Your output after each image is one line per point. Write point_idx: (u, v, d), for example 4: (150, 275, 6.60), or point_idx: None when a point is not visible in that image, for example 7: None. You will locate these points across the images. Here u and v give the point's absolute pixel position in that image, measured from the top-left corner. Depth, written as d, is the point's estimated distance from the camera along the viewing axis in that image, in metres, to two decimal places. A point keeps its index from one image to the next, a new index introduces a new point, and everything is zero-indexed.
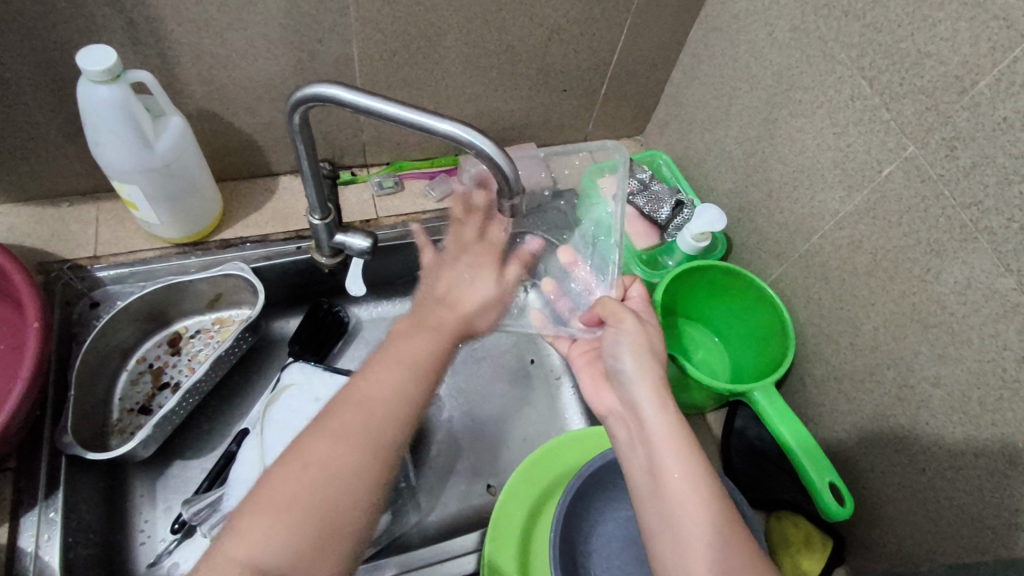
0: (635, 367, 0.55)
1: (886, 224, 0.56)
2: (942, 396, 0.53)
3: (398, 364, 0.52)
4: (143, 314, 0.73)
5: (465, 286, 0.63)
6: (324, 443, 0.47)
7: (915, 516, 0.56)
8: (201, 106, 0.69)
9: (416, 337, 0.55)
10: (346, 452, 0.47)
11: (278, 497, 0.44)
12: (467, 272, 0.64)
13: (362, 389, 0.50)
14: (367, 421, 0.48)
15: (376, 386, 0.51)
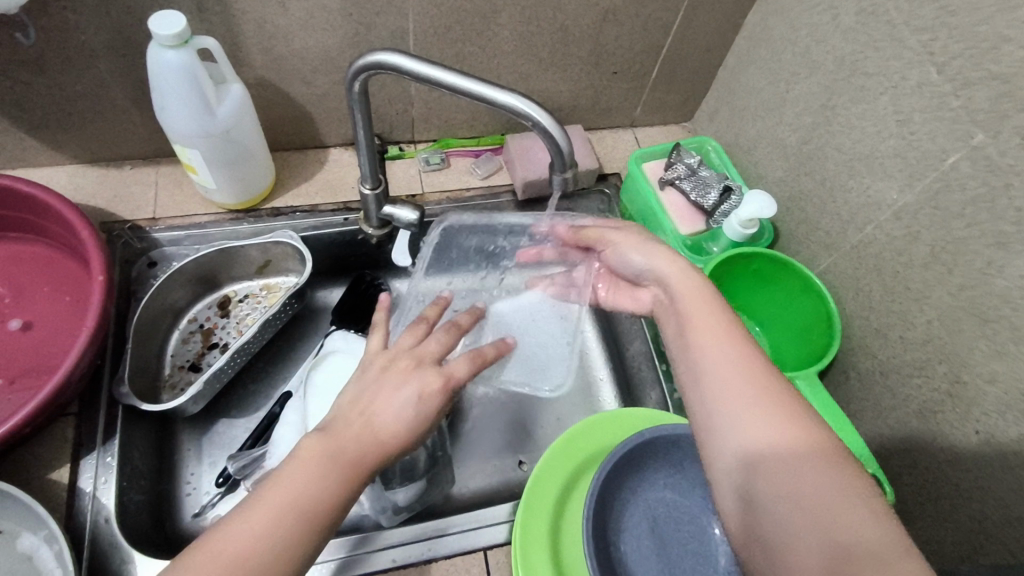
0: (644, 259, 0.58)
1: (947, 216, 0.54)
2: (996, 394, 0.51)
3: (278, 511, 0.43)
4: (196, 276, 0.76)
5: (394, 413, 0.48)
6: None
7: (958, 515, 0.55)
8: (261, 76, 0.71)
9: (315, 473, 0.44)
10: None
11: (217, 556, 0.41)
12: (404, 393, 0.49)
13: (231, 544, 0.41)
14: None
15: (249, 539, 0.41)
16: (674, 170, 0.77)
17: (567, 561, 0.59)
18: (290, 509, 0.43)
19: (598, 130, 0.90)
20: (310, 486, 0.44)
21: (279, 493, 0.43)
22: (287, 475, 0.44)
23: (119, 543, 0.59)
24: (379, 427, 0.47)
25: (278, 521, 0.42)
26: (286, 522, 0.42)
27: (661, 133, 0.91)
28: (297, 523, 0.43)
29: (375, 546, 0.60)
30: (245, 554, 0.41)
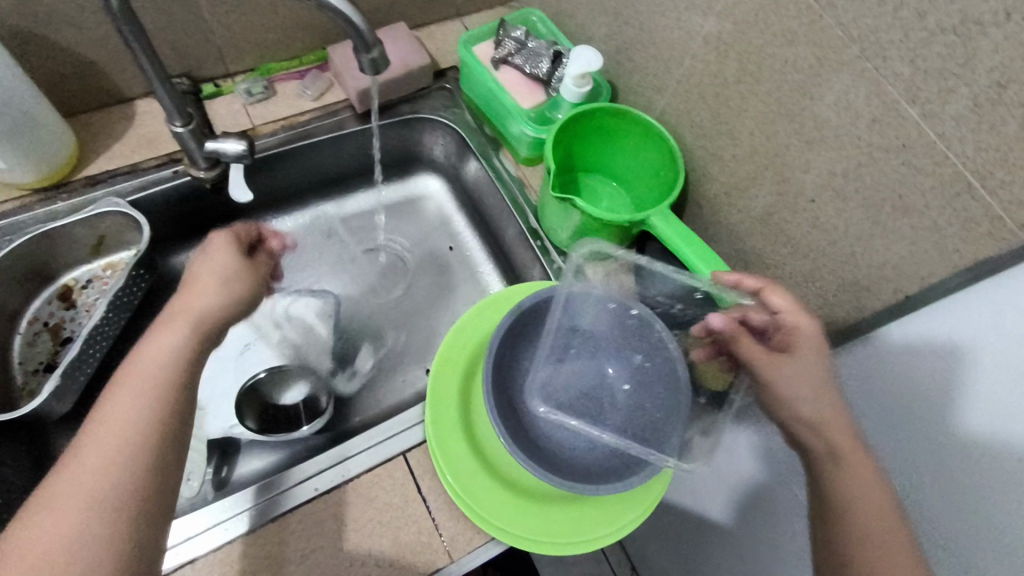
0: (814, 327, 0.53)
1: (745, 27, 0.57)
2: (813, 179, 0.56)
3: (137, 381, 0.43)
4: (20, 271, 0.68)
5: (211, 280, 0.53)
6: (37, 525, 0.37)
7: (807, 297, 0.62)
8: (15, 27, 0.62)
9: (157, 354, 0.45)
10: (79, 514, 0.37)
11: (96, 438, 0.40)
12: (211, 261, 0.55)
13: (96, 433, 0.41)
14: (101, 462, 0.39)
15: (111, 420, 0.41)
16: (504, 48, 0.76)
17: (481, 431, 0.64)
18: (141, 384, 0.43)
19: (424, 26, 0.87)
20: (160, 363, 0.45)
21: (127, 379, 0.44)
22: (136, 361, 0.45)
23: None
24: (199, 294, 0.52)
25: (134, 400, 0.42)
26: (140, 398, 0.43)
27: (489, 16, 0.89)
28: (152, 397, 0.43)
29: (288, 484, 0.59)
30: (114, 433, 0.41)
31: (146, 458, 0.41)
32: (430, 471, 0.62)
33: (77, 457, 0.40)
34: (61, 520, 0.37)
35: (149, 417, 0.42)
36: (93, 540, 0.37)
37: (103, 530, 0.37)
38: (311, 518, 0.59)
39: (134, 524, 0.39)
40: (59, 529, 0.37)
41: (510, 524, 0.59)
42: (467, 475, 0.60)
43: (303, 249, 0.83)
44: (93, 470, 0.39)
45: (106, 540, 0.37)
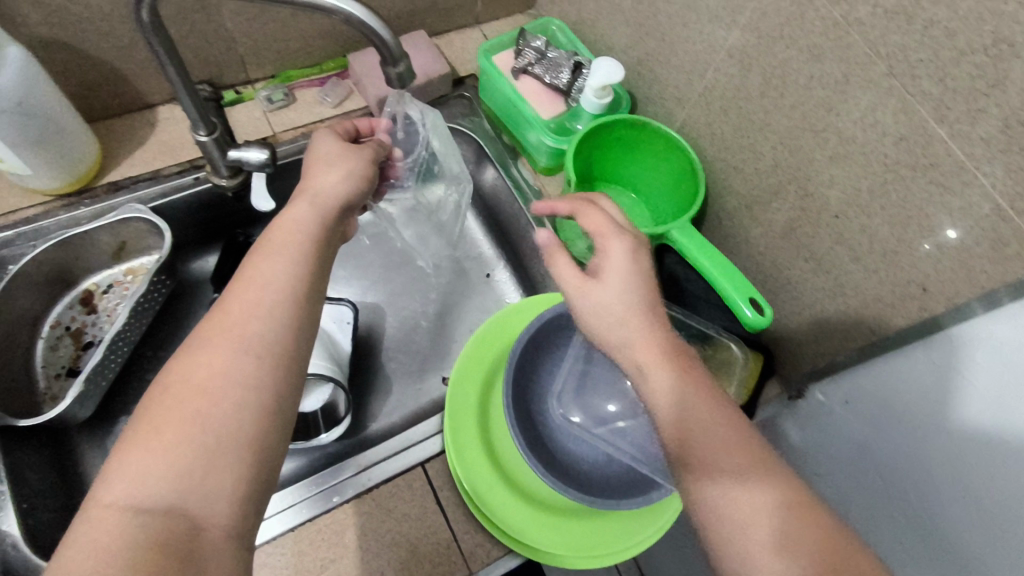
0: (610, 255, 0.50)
1: (770, 41, 0.57)
2: (837, 196, 0.56)
3: (272, 252, 0.45)
4: (42, 275, 0.68)
5: (333, 167, 0.56)
6: (192, 365, 0.38)
7: (829, 313, 0.62)
8: (42, 36, 0.62)
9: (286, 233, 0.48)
10: (230, 357, 0.39)
11: (240, 295, 0.42)
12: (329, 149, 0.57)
13: (238, 292, 0.42)
14: (245, 315, 0.41)
15: (256, 280, 0.43)
16: (524, 57, 0.76)
17: (497, 438, 0.65)
18: (272, 256, 0.45)
19: (443, 34, 0.87)
20: (292, 240, 0.47)
21: (263, 250, 0.46)
22: (272, 233, 0.48)
23: (37, 564, 0.56)
24: (320, 181, 0.54)
25: (270, 267, 0.44)
26: (275, 266, 0.44)
27: (507, 24, 0.89)
28: (286, 266, 0.45)
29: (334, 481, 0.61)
30: (258, 292, 0.42)
31: (289, 316, 0.42)
32: (449, 481, 0.63)
33: (223, 312, 0.41)
34: (219, 359, 0.38)
35: (289, 280, 0.44)
36: (246, 377, 0.38)
37: (256, 375, 0.39)
38: (331, 529, 0.59)
39: (284, 366, 0.40)
40: (215, 364, 0.38)
41: (529, 536, 0.59)
42: (485, 490, 0.60)
43: None
44: (242, 318, 0.41)
45: (257, 383, 0.39)
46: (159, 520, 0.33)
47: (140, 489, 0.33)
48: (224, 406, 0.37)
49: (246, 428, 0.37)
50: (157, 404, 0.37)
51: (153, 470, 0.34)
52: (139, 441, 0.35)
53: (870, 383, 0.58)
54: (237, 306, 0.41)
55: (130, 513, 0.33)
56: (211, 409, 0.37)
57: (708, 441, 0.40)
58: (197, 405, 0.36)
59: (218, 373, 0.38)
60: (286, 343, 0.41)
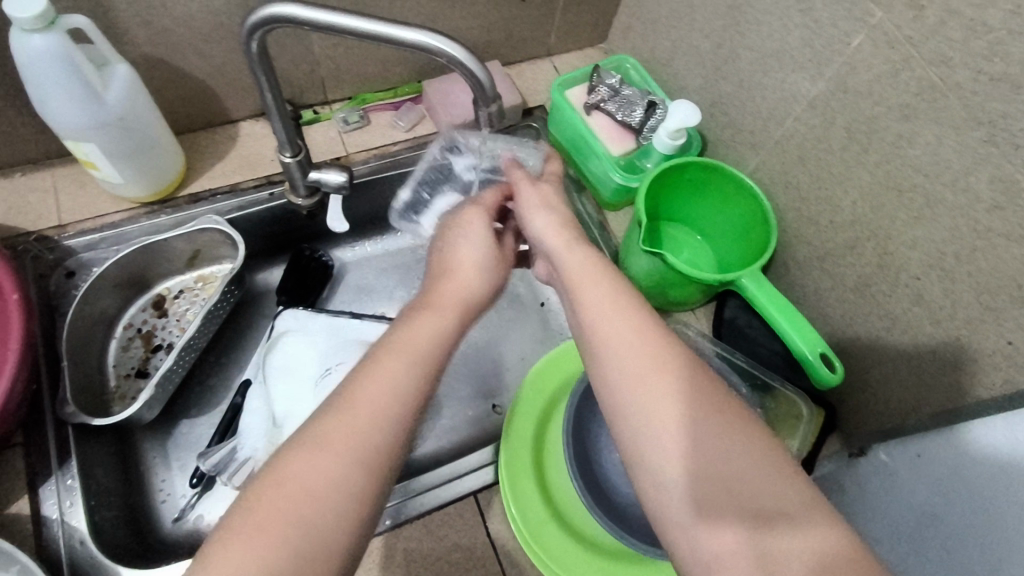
0: (545, 225, 0.55)
1: (858, 96, 0.56)
2: (919, 257, 0.55)
3: (419, 358, 0.44)
4: (121, 278, 0.71)
5: (466, 249, 0.55)
6: (302, 468, 0.37)
7: (900, 374, 0.60)
8: (146, 53, 0.65)
9: (418, 330, 0.45)
10: (339, 463, 0.37)
11: (374, 399, 0.40)
12: (462, 231, 0.57)
13: (360, 391, 0.40)
14: (369, 425, 0.39)
15: (380, 381, 0.41)
16: (598, 94, 0.77)
17: (552, 476, 0.64)
18: (401, 358, 0.43)
19: (515, 64, 0.88)
20: (432, 345, 0.45)
21: (393, 348, 0.44)
22: (416, 330, 0.46)
23: (101, 562, 0.57)
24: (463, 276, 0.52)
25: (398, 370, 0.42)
26: (406, 370, 0.42)
27: (578, 58, 0.90)
28: (415, 371, 0.43)
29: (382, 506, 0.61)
30: (382, 397, 0.40)
31: (404, 430, 0.40)
32: (500, 514, 0.62)
33: (351, 412, 0.39)
34: (331, 468, 0.37)
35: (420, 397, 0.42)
36: (349, 491, 0.37)
37: (358, 494, 0.37)
38: (380, 552, 0.60)
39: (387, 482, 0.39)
40: (327, 471, 0.37)
41: None
42: (537, 522, 0.60)
43: (382, 275, 0.85)
44: (366, 424, 0.39)
45: (359, 498, 0.37)
46: None
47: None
48: (324, 517, 0.36)
49: (335, 546, 0.35)
50: (262, 499, 0.36)
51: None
52: (238, 539, 0.34)
53: (944, 454, 0.55)
54: (353, 409, 0.39)
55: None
56: (310, 517, 0.35)
57: (708, 458, 0.38)
58: (299, 512, 0.35)
59: (324, 479, 0.37)
60: (393, 459, 0.39)
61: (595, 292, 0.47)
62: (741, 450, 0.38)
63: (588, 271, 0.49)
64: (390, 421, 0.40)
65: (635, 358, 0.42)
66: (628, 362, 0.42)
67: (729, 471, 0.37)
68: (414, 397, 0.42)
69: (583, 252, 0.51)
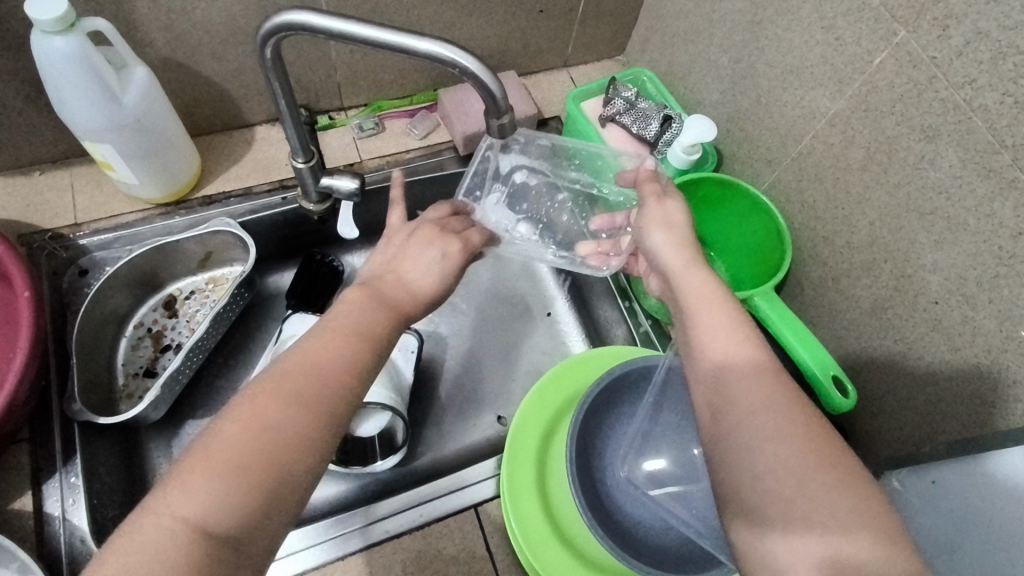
0: (665, 241, 0.53)
1: (878, 116, 0.55)
2: (939, 282, 0.54)
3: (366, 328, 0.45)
4: (133, 277, 0.72)
5: (424, 269, 0.52)
6: (261, 406, 0.38)
7: (916, 401, 0.58)
8: (165, 56, 0.66)
9: (365, 307, 0.46)
10: (285, 402, 0.39)
11: (315, 352, 0.42)
12: (420, 244, 0.53)
13: (308, 350, 0.42)
14: (314, 376, 0.41)
15: (327, 346, 0.42)
16: (613, 106, 0.76)
17: (555, 492, 0.63)
18: (354, 333, 0.44)
19: (532, 74, 0.88)
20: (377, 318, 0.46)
21: (340, 320, 0.45)
22: (363, 307, 0.46)
23: None
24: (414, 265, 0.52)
25: (348, 339, 0.43)
26: (353, 342, 0.43)
27: (595, 69, 0.90)
28: (360, 342, 0.44)
29: (338, 532, 0.60)
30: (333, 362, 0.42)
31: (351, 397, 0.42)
32: (500, 528, 0.62)
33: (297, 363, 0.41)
34: (276, 405, 0.39)
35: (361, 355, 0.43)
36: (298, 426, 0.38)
37: (300, 429, 0.38)
38: (378, 563, 0.59)
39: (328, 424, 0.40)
40: (274, 406, 0.39)
41: None
42: (538, 538, 0.59)
43: None
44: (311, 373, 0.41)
45: (307, 444, 0.38)
46: (183, 541, 0.33)
47: (194, 510, 0.34)
48: (274, 454, 0.37)
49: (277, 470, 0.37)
50: (226, 430, 0.37)
51: (204, 497, 0.35)
52: (200, 464, 0.36)
53: (961, 485, 0.53)
54: (307, 367, 0.41)
55: (179, 530, 0.34)
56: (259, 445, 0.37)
57: (768, 461, 0.38)
58: (256, 449, 0.37)
59: (278, 422, 0.38)
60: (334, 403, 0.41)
61: (705, 309, 0.46)
62: (800, 452, 0.38)
63: (707, 298, 0.48)
64: (335, 374, 0.41)
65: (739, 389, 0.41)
66: (732, 384, 0.42)
67: (793, 489, 0.37)
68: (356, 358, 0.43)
69: (703, 275, 0.49)
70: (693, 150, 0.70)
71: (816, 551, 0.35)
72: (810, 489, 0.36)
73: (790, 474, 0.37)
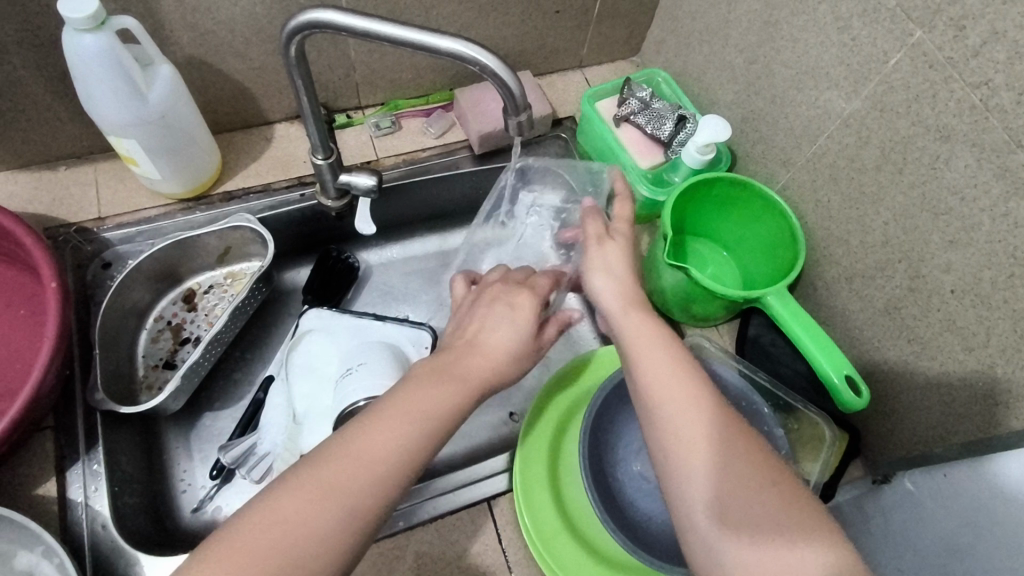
0: (603, 286, 0.57)
1: (894, 116, 0.55)
2: (953, 282, 0.54)
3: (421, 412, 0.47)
4: (155, 271, 0.73)
5: (496, 329, 0.56)
6: (307, 496, 0.42)
7: (929, 401, 0.58)
8: (189, 54, 0.67)
9: (428, 391, 0.49)
10: (315, 497, 0.42)
11: (365, 445, 0.45)
12: (504, 315, 0.57)
13: (355, 442, 0.45)
14: (352, 472, 0.43)
15: (388, 436, 0.45)
16: (627, 106, 0.77)
17: (568, 489, 0.63)
18: (413, 422, 0.47)
19: (547, 75, 0.89)
20: (436, 401, 0.48)
21: (399, 409, 0.47)
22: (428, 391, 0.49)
23: (121, 547, 0.58)
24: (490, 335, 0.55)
25: (397, 430, 0.46)
26: (406, 432, 0.46)
27: (610, 70, 0.91)
28: (414, 433, 0.46)
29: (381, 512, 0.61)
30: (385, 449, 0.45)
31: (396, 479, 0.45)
32: (512, 522, 0.62)
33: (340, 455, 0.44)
34: (306, 499, 0.42)
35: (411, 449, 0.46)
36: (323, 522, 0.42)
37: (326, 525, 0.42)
38: (392, 553, 0.60)
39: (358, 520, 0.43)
40: (303, 502, 0.42)
41: None
42: (550, 532, 0.60)
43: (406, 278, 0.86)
44: (349, 466, 0.44)
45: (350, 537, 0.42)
46: None
47: None
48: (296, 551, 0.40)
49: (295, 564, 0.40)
50: (268, 535, 0.41)
51: None
52: (225, 555, 0.40)
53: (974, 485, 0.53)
54: (349, 460, 0.44)
55: None
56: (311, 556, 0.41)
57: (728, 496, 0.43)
58: (274, 544, 0.40)
59: (304, 518, 0.41)
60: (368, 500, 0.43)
61: (654, 355, 0.50)
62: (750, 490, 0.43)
63: (648, 339, 0.51)
64: (375, 471, 0.44)
65: (685, 419, 0.46)
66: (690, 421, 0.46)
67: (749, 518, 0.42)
68: (406, 446, 0.45)
69: (645, 318, 0.53)
70: (707, 150, 0.70)
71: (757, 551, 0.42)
72: (751, 499, 0.43)
73: (736, 493, 0.43)
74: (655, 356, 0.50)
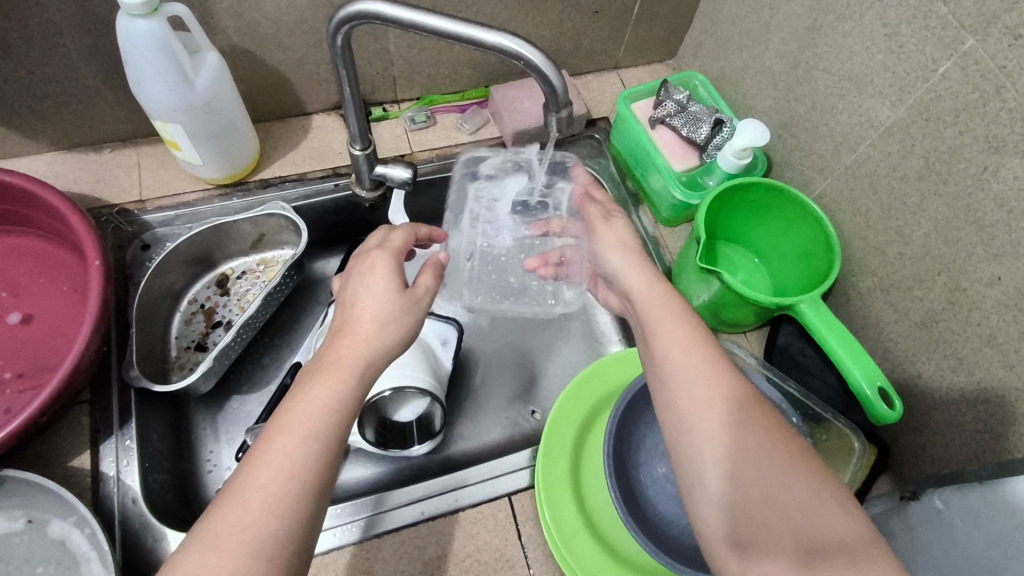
0: (621, 263, 0.57)
1: (940, 125, 0.54)
2: (995, 296, 0.53)
3: (348, 369, 0.46)
4: (191, 254, 0.75)
5: (376, 301, 0.50)
6: (271, 470, 0.40)
7: (965, 417, 0.57)
8: (234, 43, 0.69)
9: (341, 355, 0.46)
10: (275, 470, 0.40)
11: (311, 410, 0.43)
12: (363, 282, 0.51)
13: (298, 407, 0.43)
14: (299, 438, 0.41)
15: (321, 404, 0.43)
16: (664, 108, 0.77)
17: (591, 487, 0.63)
18: (342, 384, 0.45)
19: (582, 75, 0.89)
20: (362, 355, 0.47)
21: (322, 371, 0.45)
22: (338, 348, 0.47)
23: (149, 522, 0.60)
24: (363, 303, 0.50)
25: (334, 391, 0.44)
26: (341, 391, 0.44)
27: (646, 72, 0.90)
28: (350, 391, 0.45)
29: (361, 514, 0.61)
30: (316, 417, 0.43)
31: (339, 439, 0.43)
32: (532, 518, 0.62)
33: (286, 425, 0.42)
34: (270, 474, 0.40)
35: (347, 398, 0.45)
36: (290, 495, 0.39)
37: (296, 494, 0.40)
38: (413, 542, 0.60)
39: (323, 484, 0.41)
40: (269, 475, 0.40)
41: None
42: (570, 533, 0.60)
43: None
44: (298, 435, 0.41)
45: (318, 494, 0.41)
46: None
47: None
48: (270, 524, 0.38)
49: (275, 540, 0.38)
50: (236, 498, 0.39)
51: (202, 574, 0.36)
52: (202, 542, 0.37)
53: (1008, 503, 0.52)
54: (298, 429, 0.42)
55: None
56: (279, 523, 0.38)
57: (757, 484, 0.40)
58: (247, 523, 0.38)
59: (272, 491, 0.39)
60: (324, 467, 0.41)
61: (668, 329, 0.49)
62: (785, 476, 0.40)
63: (664, 315, 0.51)
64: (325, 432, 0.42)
65: (690, 386, 0.44)
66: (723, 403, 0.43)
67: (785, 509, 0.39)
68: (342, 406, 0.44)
69: (665, 294, 0.53)
70: (744, 155, 0.70)
71: (771, 531, 0.38)
72: (766, 472, 0.40)
73: (767, 482, 0.40)
74: (668, 330, 0.49)
